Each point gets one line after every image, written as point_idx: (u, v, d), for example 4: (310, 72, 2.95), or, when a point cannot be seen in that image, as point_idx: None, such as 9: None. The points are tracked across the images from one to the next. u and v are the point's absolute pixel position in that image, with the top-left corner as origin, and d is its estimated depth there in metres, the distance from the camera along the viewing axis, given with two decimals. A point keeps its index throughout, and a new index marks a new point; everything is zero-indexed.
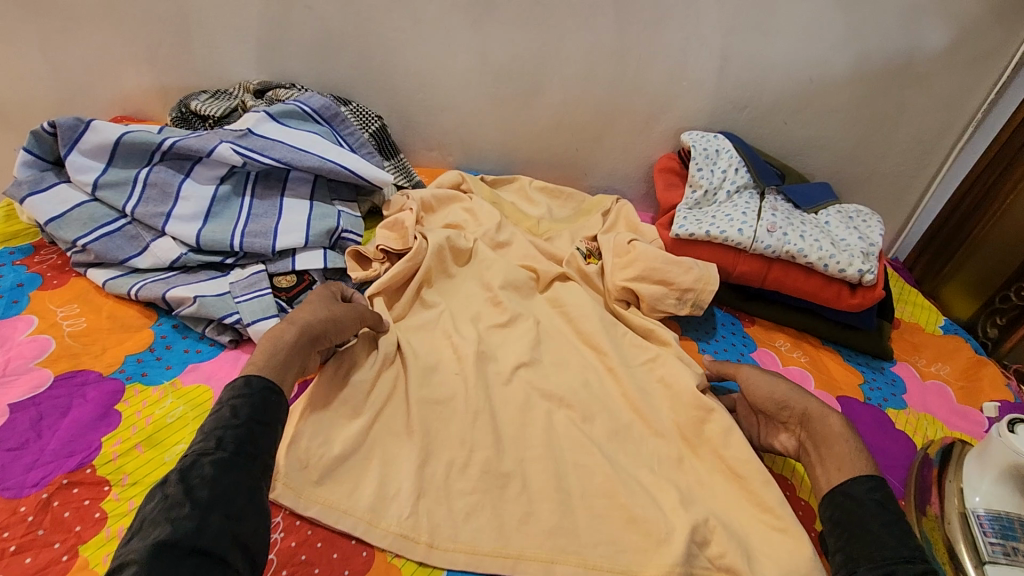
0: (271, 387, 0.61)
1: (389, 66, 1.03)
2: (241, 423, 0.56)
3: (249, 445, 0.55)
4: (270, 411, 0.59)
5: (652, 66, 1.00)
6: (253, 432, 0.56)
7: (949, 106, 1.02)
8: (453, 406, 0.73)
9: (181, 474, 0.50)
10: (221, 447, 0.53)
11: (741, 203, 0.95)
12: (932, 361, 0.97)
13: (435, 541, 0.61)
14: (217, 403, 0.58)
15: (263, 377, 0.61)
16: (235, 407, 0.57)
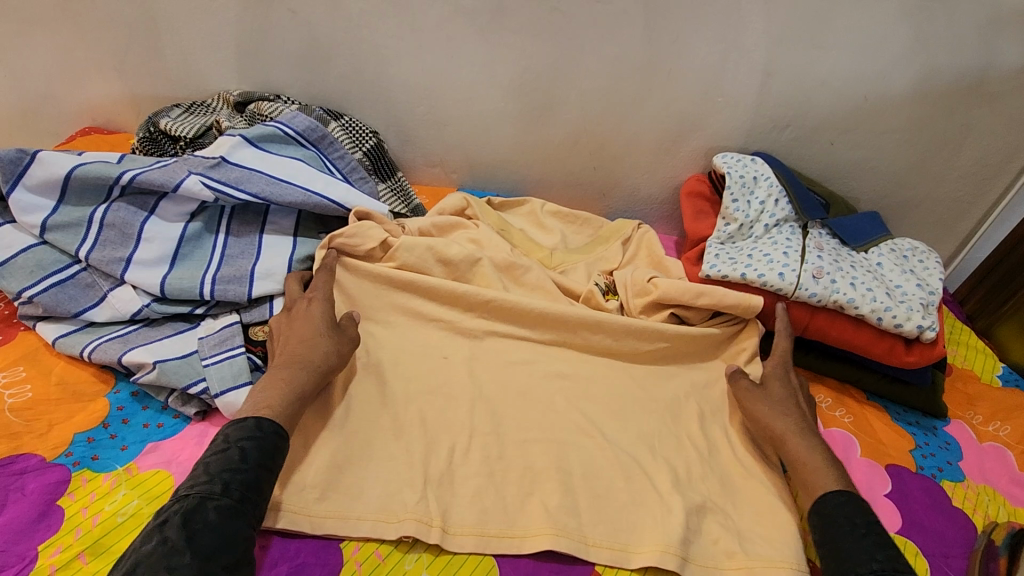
0: (282, 431, 0.57)
1: (385, 77, 0.92)
2: (249, 468, 0.52)
3: (255, 493, 0.52)
4: (278, 454, 0.56)
5: (684, 81, 0.88)
6: (259, 479, 0.53)
7: (1019, 128, 0.90)
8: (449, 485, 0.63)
9: (184, 517, 0.48)
10: (227, 494, 0.50)
11: (781, 240, 0.84)
12: (989, 418, 0.86)
13: None
14: (226, 436, 0.54)
15: (274, 419, 0.57)
16: (245, 449, 0.53)
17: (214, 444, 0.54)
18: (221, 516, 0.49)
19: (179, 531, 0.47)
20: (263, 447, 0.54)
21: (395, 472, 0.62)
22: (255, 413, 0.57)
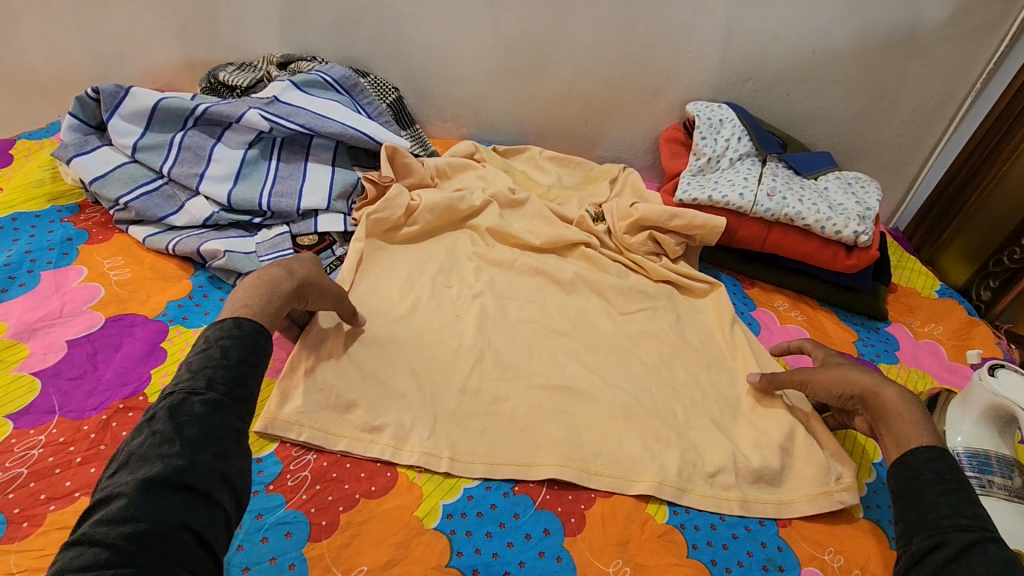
0: (263, 329, 0.56)
1: (405, 40, 1.08)
2: (233, 363, 0.51)
3: (240, 386, 0.51)
4: (260, 352, 0.54)
5: (660, 40, 1.04)
6: (244, 373, 0.51)
7: (948, 77, 1.05)
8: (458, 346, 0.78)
9: (169, 410, 0.47)
10: (211, 386, 0.49)
11: (743, 169, 0.99)
12: (925, 321, 1.01)
13: (456, 455, 0.66)
14: (206, 339, 0.53)
15: (254, 319, 0.56)
16: (226, 345, 0.52)
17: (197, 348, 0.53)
18: (206, 405, 0.47)
19: (165, 420, 0.45)
20: (244, 343, 0.53)
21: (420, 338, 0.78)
22: (233, 313, 0.56)
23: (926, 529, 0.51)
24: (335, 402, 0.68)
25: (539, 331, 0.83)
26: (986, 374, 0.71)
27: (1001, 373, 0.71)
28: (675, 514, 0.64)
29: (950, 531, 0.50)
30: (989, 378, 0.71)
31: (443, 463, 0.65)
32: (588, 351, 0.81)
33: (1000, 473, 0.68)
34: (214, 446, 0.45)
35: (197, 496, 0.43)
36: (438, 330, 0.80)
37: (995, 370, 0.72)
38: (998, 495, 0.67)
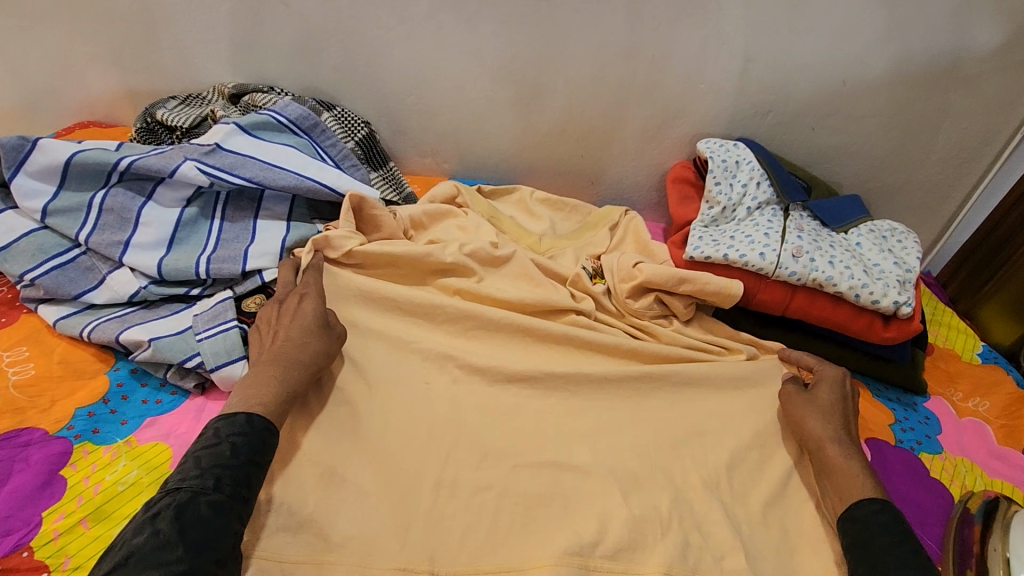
0: (272, 425, 0.57)
1: (376, 67, 0.94)
2: (240, 464, 0.52)
3: (246, 488, 0.52)
4: (266, 450, 0.55)
5: (667, 69, 0.91)
6: (250, 474, 0.53)
7: (996, 111, 0.92)
8: (430, 453, 0.66)
9: (175, 510, 0.48)
10: (218, 488, 0.50)
11: (763, 221, 0.86)
12: (968, 395, 0.88)
13: None
14: (216, 433, 0.54)
15: (263, 414, 0.57)
16: (236, 444, 0.53)
17: (205, 442, 0.53)
18: (212, 510, 0.48)
19: (172, 524, 0.46)
20: (252, 441, 0.54)
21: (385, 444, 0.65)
22: (247, 408, 0.56)
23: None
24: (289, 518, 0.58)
25: (526, 426, 0.71)
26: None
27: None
28: None
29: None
30: None
31: None
32: (581, 452, 0.70)
33: None
34: (214, 553, 0.47)
35: None
36: (405, 427, 0.68)
37: None
38: None
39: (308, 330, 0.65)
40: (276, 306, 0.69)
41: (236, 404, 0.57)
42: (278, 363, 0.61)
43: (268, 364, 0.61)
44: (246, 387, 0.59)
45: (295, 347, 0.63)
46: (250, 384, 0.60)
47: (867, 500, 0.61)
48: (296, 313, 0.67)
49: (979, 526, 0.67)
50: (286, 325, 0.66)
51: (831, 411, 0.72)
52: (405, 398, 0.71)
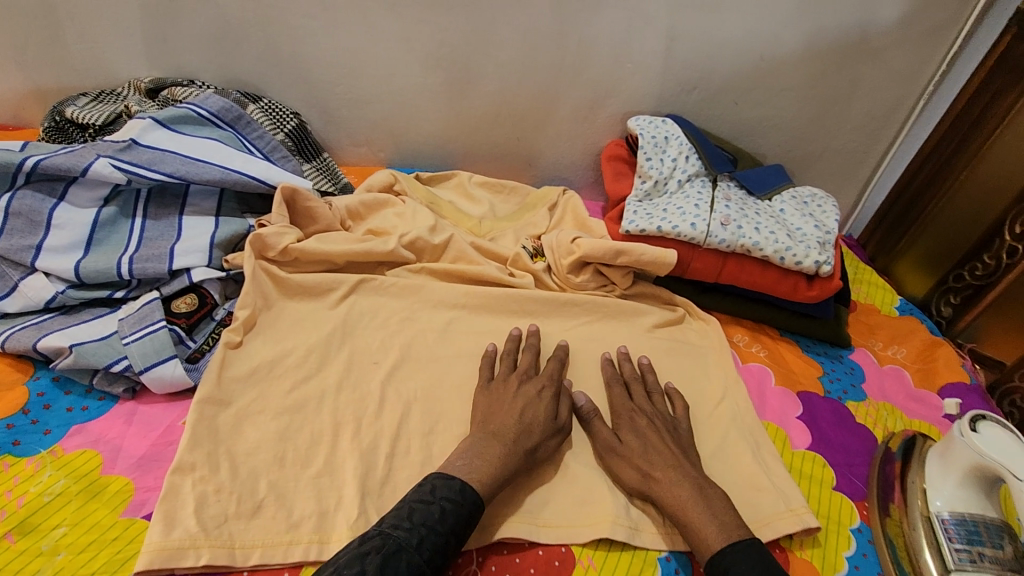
0: (481, 504, 0.56)
1: (301, 57, 0.92)
2: (444, 531, 0.53)
3: (443, 557, 0.52)
4: (471, 523, 0.55)
5: (593, 50, 0.92)
6: (450, 544, 0.53)
7: (901, 83, 0.97)
8: (381, 433, 0.66)
9: (382, 556, 0.49)
10: (420, 549, 0.51)
11: (692, 193, 0.89)
12: (887, 343, 0.95)
13: None
14: (433, 490, 0.55)
15: (478, 490, 0.57)
16: (445, 509, 0.54)
17: (417, 495, 0.55)
18: (410, 570, 0.49)
19: (376, 572, 0.48)
20: (461, 511, 0.54)
21: (334, 427, 0.65)
22: (466, 475, 0.57)
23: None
24: (240, 506, 0.56)
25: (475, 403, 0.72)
26: (967, 429, 0.64)
27: (983, 427, 0.64)
28: None
29: None
30: (972, 435, 0.63)
31: None
32: None
33: (991, 544, 0.61)
34: None
35: None
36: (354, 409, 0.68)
37: (976, 423, 0.65)
38: (990, 571, 0.60)
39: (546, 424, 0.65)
40: (512, 381, 0.70)
41: (455, 467, 0.59)
42: (506, 441, 0.61)
43: (496, 440, 0.61)
44: (471, 459, 0.59)
45: (521, 426, 0.64)
46: (474, 456, 0.60)
47: (718, 552, 0.56)
48: (533, 402, 0.67)
49: (906, 459, 0.73)
50: (518, 405, 0.66)
51: (641, 442, 0.66)
52: (352, 383, 0.70)
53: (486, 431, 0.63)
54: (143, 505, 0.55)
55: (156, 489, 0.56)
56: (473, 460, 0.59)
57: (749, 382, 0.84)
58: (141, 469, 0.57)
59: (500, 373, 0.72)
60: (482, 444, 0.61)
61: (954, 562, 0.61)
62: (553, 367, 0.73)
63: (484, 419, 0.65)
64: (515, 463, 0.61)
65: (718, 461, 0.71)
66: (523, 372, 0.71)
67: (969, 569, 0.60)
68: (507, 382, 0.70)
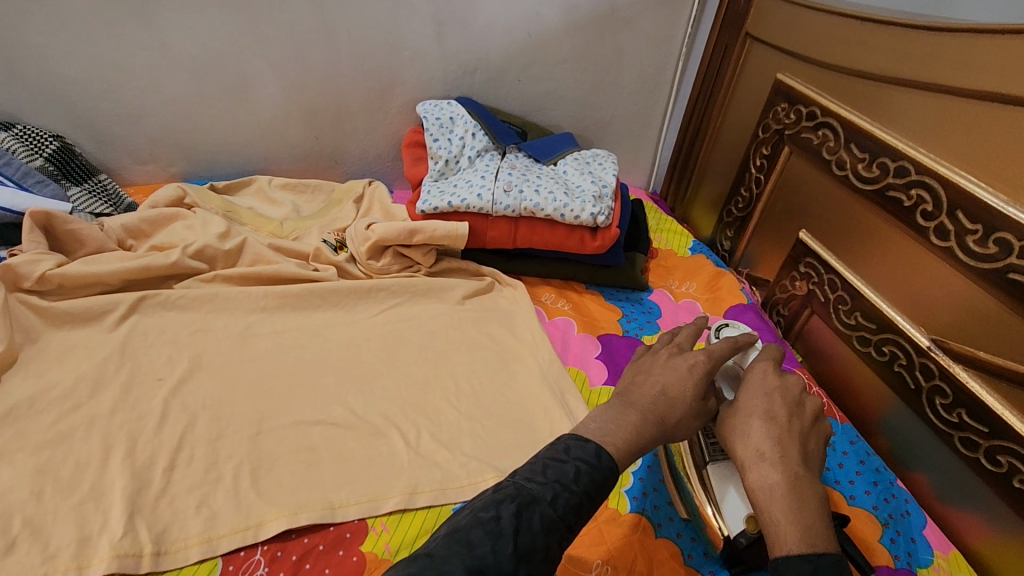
0: (616, 472, 0.51)
1: (51, 76, 0.87)
2: (580, 491, 0.47)
3: (576, 518, 0.47)
4: (609, 491, 0.50)
5: (366, 41, 0.95)
6: (585, 506, 0.48)
7: (656, 46, 1.08)
8: (159, 446, 0.63)
9: (517, 505, 0.45)
10: (553, 505, 0.46)
11: (480, 167, 0.94)
12: (682, 281, 1.05)
13: (163, 547, 0.55)
14: (567, 449, 0.51)
15: (612, 455, 0.52)
16: (582, 470, 0.49)
17: (551, 449, 0.51)
18: (545, 524, 0.44)
19: (511, 517, 0.43)
20: (598, 476, 0.49)
21: (103, 450, 0.62)
22: (600, 440, 0.52)
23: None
24: None
25: (271, 398, 0.71)
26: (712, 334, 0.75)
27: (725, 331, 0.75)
28: None
29: None
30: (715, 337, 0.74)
31: (145, 561, 0.54)
32: (330, 410, 0.71)
33: None
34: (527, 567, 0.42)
35: None
36: (129, 428, 0.64)
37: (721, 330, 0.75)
38: None
39: (702, 401, 0.60)
40: (663, 354, 0.65)
41: (585, 432, 0.53)
42: (640, 412, 0.56)
43: (630, 411, 0.56)
44: (607, 421, 0.55)
45: (665, 402, 0.58)
46: (611, 421, 0.55)
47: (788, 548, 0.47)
48: (681, 377, 0.60)
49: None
50: (663, 373, 0.61)
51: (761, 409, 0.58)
52: (129, 400, 0.67)
53: (621, 401, 0.58)
54: None
55: None
56: (607, 423, 0.54)
57: (548, 334, 0.89)
58: None
59: (656, 347, 0.68)
60: (620, 414, 0.56)
61: (710, 454, 0.65)
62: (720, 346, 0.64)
63: (625, 389, 0.61)
64: (649, 438, 0.55)
65: (523, 410, 0.75)
66: (678, 347, 0.66)
67: (720, 458, 0.65)
68: (656, 356, 0.64)
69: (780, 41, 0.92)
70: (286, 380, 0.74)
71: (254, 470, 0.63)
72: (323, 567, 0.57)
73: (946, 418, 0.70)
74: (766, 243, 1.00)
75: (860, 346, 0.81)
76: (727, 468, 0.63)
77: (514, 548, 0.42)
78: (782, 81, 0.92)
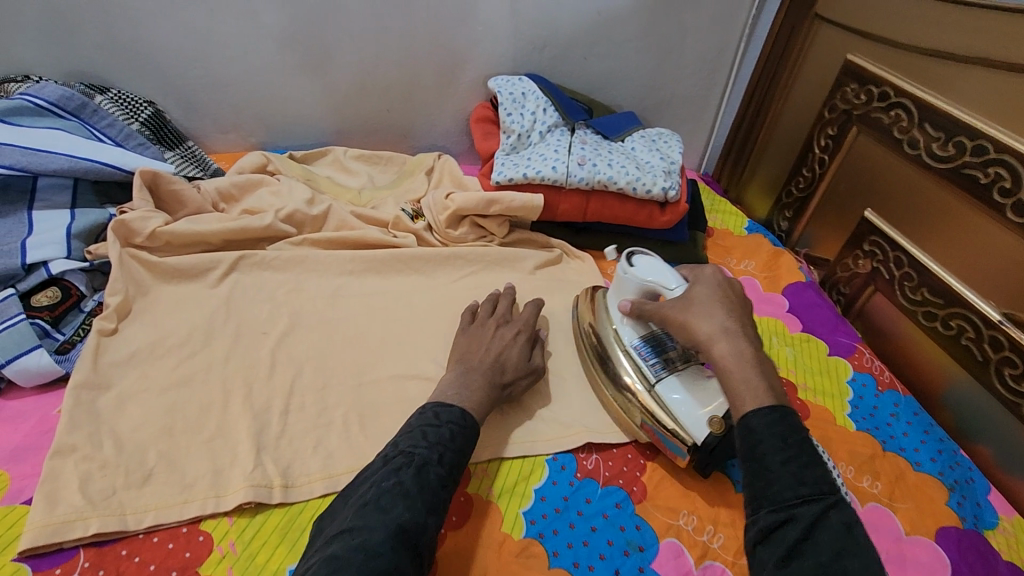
0: (479, 428, 0.61)
1: (144, 43, 0.90)
2: (456, 448, 0.57)
3: (458, 471, 0.56)
4: (473, 443, 0.60)
5: (442, 15, 0.97)
6: (462, 459, 0.57)
7: (721, 27, 1.10)
8: (271, 392, 0.67)
9: (414, 468, 0.53)
10: (442, 462, 0.55)
11: (553, 141, 0.97)
12: (741, 259, 1.07)
13: (290, 481, 0.59)
14: (437, 415, 0.59)
15: (473, 417, 0.61)
16: (454, 430, 0.58)
17: (416, 416, 0.60)
18: (439, 479, 0.53)
19: (412, 478, 0.52)
20: (466, 433, 0.59)
21: (220, 393, 0.66)
22: (460, 403, 0.62)
23: (771, 501, 0.48)
24: (128, 477, 0.56)
25: (365, 353, 0.75)
26: (627, 265, 0.73)
27: (637, 259, 0.74)
28: (532, 524, 0.61)
29: (797, 505, 0.47)
30: (631, 270, 0.73)
31: (276, 492, 0.58)
32: (421, 366, 0.75)
33: (668, 348, 0.71)
34: (436, 513, 0.51)
35: (409, 553, 0.47)
36: (242, 374, 0.68)
37: (631, 258, 0.74)
38: (677, 368, 0.69)
39: (521, 360, 0.71)
40: (490, 326, 0.74)
41: (444, 400, 0.62)
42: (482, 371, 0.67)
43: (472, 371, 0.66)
44: (459, 387, 0.64)
45: (496, 364, 0.68)
46: (461, 386, 0.64)
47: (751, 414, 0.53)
48: (508, 345, 0.72)
49: (591, 311, 0.80)
50: (494, 347, 0.71)
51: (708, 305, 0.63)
52: (238, 350, 0.71)
53: (462, 364, 0.68)
54: (22, 492, 0.55)
55: (34, 475, 0.56)
56: (462, 389, 0.64)
57: None
58: (16, 459, 0.57)
59: (480, 318, 0.76)
60: (465, 376, 0.66)
61: (654, 375, 0.69)
62: (528, 313, 0.77)
63: (464, 356, 0.69)
64: (493, 394, 0.65)
65: None
66: (500, 317, 0.76)
67: (664, 375, 0.68)
68: (485, 325, 0.74)
69: (853, 22, 0.94)
70: (376, 336, 0.78)
71: (360, 416, 0.67)
72: None
73: (1014, 388, 0.73)
74: (826, 223, 1.02)
75: (926, 321, 0.84)
76: (675, 381, 0.67)
77: (419, 501, 0.51)
78: (852, 62, 0.94)
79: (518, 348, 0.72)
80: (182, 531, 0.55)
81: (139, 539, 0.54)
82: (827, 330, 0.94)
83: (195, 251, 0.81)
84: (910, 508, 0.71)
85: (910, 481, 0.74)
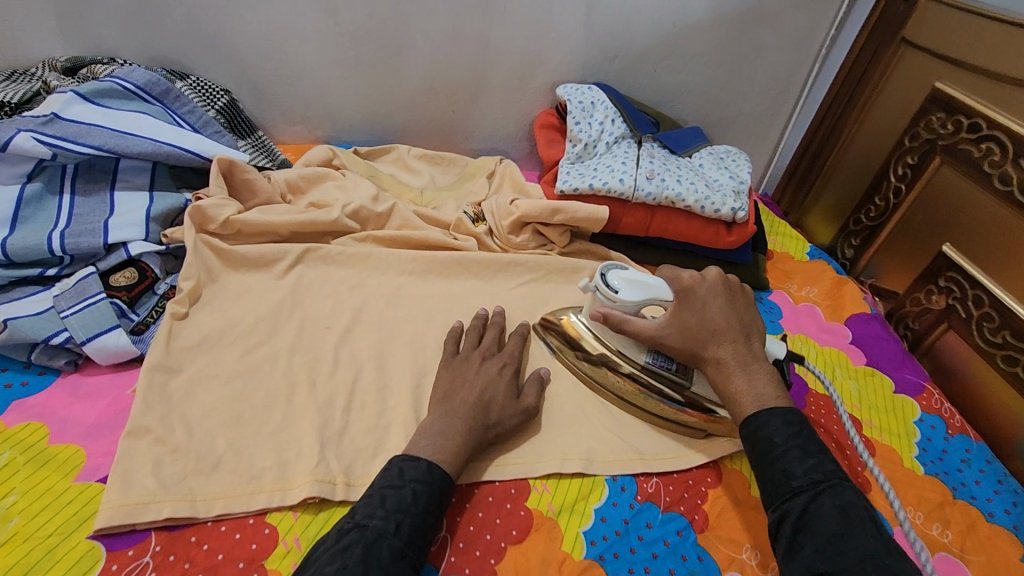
0: (449, 480, 0.57)
1: (225, 33, 0.92)
2: (418, 512, 0.52)
3: (421, 538, 0.52)
4: (442, 502, 0.55)
5: (515, 19, 0.96)
6: (427, 523, 0.53)
7: (796, 46, 1.07)
8: (334, 388, 0.67)
9: (363, 546, 0.48)
10: (398, 534, 0.50)
11: (619, 153, 0.95)
12: (802, 285, 1.04)
13: (353, 479, 0.59)
14: (400, 473, 0.55)
15: (444, 469, 0.57)
16: (417, 491, 0.53)
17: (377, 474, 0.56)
18: (393, 554, 0.49)
19: (357, 558, 0.47)
20: (431, 492, 0.54)
21: (285, 385, 0.66)
22: (427, 456, 0.57)
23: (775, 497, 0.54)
24: (198, 463, 0.57)
25: (423, 353, 0.75)
26: (611, 296, 0.69)
27: (615, 281, 0.69)
28: (592, 545, 0.60)
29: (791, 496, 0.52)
30: (616, 298, 0.68)
31: (340, 489, 0.58)
32: None
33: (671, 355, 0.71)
34: None
35: None
36: (306, 367, 0.68)
37: (608, 282, 0.69)
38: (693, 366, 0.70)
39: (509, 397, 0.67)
40: (476, 358, 0.69)
41: (411, 454, 0.57)
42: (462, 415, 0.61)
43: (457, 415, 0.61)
44: (435, 436, 0.59)
45: (481, 403, 0.63)
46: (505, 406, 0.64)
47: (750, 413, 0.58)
48: (495, 379, 0.67)
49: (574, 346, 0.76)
50: (478, 383, 0.66)
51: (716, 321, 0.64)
52: (302, 342, 0.71)
53: (445, 408, 0.62)
54: (98, 470, 0.56)
55: (109, 454, 0.57)
56: (437, 438, 0.59)
57: None
58: (93, 436, 0.58)
59: (464, 349, 0.71)
60: (444, 420, 0.61)
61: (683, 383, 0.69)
62: (515, 345, 0.73)
63: (446, 395, 0.64)
64: (476, 438, 0.61)
65: None
66: (487, 350, 0.71)
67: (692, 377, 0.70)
68: (469, 359, 0.69)
69: (943, 48, 0.91)
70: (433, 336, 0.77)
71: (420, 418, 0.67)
72: (494, 517, 0.61)
73: None
74: (897, 255, 0.99)
75: (1005, 365, 0.80)
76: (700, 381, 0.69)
77: None
78: (940, 89, 0.91)
79: (505, 386, 0.67)
80: (248, 523, 0.55)
81: (206, 528, 0.54)
82: (892, 366, 0.90)
83: (263, 241, 0.82)
84: (983, 561, 0.67)
85: (983, 533, 0.70)
